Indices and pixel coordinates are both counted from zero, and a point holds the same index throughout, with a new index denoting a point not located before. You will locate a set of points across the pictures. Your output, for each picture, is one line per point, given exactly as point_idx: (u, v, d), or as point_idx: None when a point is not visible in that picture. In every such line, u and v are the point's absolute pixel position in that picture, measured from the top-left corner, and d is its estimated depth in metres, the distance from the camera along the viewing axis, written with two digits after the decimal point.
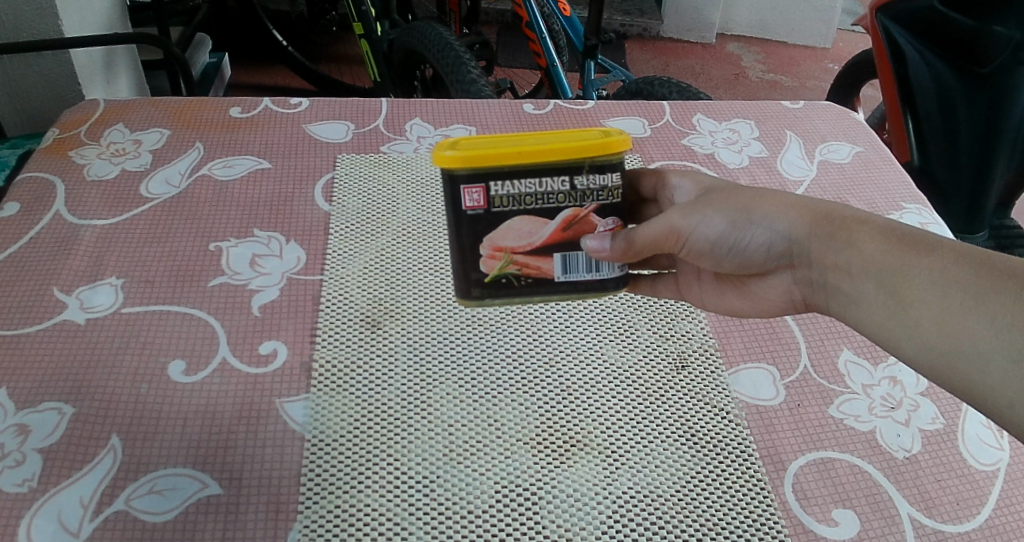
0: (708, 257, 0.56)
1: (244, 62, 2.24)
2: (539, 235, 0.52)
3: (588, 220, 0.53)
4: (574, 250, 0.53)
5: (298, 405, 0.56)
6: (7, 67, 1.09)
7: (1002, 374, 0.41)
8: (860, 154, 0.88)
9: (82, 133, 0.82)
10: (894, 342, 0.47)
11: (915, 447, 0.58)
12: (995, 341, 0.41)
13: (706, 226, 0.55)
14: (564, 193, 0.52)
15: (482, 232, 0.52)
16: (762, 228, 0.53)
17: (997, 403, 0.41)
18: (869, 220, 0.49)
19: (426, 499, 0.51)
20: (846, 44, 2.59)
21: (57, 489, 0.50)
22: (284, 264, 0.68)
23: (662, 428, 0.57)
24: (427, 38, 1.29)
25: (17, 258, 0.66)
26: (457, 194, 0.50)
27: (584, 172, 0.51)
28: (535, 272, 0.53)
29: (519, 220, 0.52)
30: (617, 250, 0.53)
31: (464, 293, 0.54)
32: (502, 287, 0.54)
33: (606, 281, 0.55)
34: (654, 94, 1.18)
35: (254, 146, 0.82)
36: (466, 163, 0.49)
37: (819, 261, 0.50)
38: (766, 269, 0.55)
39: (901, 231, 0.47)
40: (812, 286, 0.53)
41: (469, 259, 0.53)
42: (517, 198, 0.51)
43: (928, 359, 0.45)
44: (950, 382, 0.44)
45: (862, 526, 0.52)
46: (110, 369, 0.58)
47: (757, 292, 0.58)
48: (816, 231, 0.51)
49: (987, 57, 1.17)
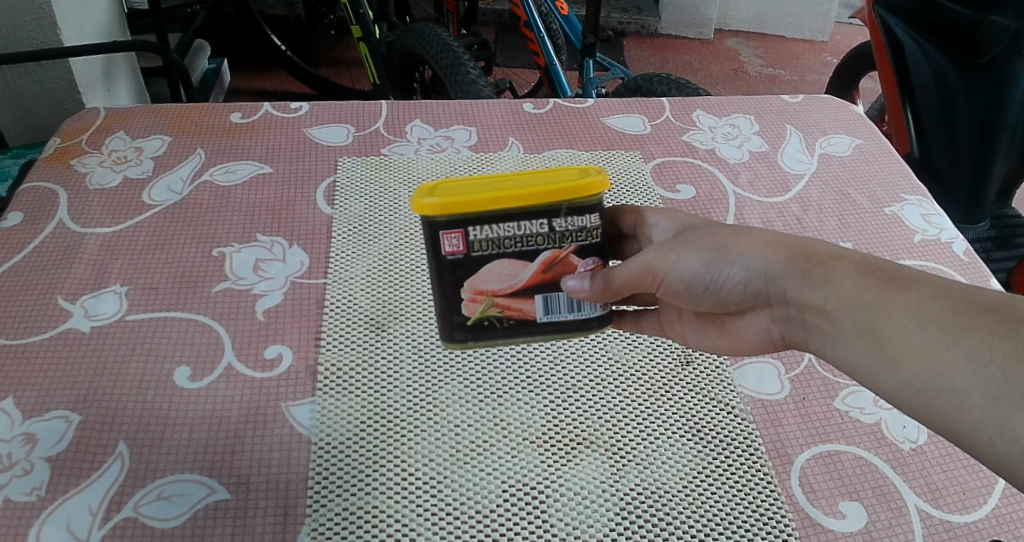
0: (685, 295, 0.56)
1: (243, 67, 2.24)
2: (520, 277, 0.52)
3: (568, 260, 0.52)
4: (555, 291, 0.53)
5: (305, 409, 0.56)
6: (8, 76, 1.09)
7: (982, 410, 0.40)
8: (860, 146, 0.88)
9: (83, 141, 0.82)
10: (873, 380, 0.46)
11: (921, 437, 0.58)
12: (974, 378, 0.40)
13: (683, 265, 0.54)
14: (543, 235, 0.51)
15: (463, 276, 0.51)
16: (738, 266, 0.52)
17: (977, 440, 0.40)
18: (847, 257, 0.48)
19: (435, 499, 0.51)
20: (845, 36, 2.59)
21: (66, 497, 0.50)
22: (288, 269, 0.68)
23: (668, 425, 0.57)
24: (425, 40, 1.28)
25: (20, 268, 0.66)
26: (436, 239, 0.50)
27: (562, 214, 0.51)
28: (517, 313, 0.53)
29: (498, 263, 0.51)
30: (596, 291, 0.53)
31: (447, 336, 0.54)
32: (484, 329, 0.53)
33: (589, 320, 0.54)
34: (654, 91, 1.18)
35: (255, 151, 0.82)
36: (444, 210, 0.48)
37: (796, 299, 0.50)
38: (743, 307, 0.55)
39: (879, 268, 0.47)
40: (791, 324, 0.52)
41: (451, 302, 0.52)
42: (496, 242, 0.50)
43: (906, 396, 0.44)
44: (929, 418, 0.43)
45: (870, 518, 0.52)
46: (117, 375, 0.58)
47: (735, 330, 0.57)
48: (792, 269, 0.50)
49: (986, 47, 1.18)
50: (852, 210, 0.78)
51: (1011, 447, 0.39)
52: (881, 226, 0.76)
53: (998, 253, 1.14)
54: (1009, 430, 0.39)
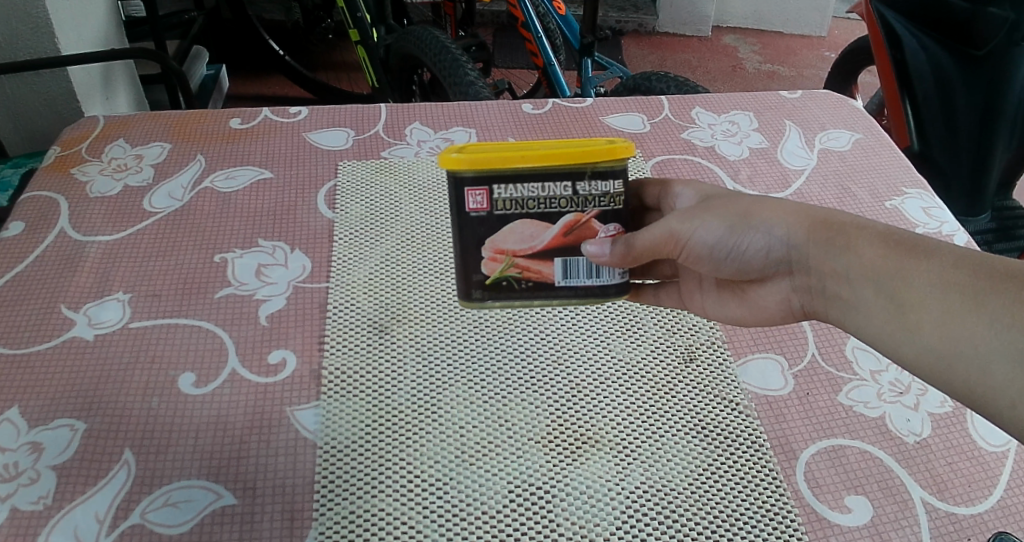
0: (706, 261, 0.56)
1: (242, 73, 2.25)
2: (541, 239, 0.52)
3: (589, 225, 0.53)
4: (575, 256, 0.53)
5: (309, 413, 0.57)
6: (7, 87, 1.10)
7: (1004, 374, 0.41)
8: (860, 141, 0.88)
9: (83, 149, 0.82)
10: (894, 347, 0.46)
11: (925, 431, 0.58)
12: (996, 342, 0.41)
13: (705, 231, 0.54)
14: (566, 198, 0.52)
15: (485, 234, 0.52)
16: (761, 233, 0.52)
17: (999, 403, 0.41)
18: (868, 227, 0.49)
19: (439, 501, 0.51)
20: (842, 30, 2.59)
21: (72, 506, 0.50)
22: (290, 273, 0.68)
23: (672, 421, 0.57)
24: (424, 42, 1.28)
25: (24, 276, 0.66)
26: (462, 196, 0.51)
27: (586, 177, 0.52)
28: (536, 275, 0.53)
29: (520, 223, 0.52)
30: (617, 256, 0.52)
31: (466, 295, 0.54)
32: (502, 289, 0.54)
33: (607, 287, 0.54)
34: (652, 89, 1.18)
35: (255, 157, 0.82)
36: (470, 165, 0.51)
37: (818, 267, 0.50)
38: (765, 275, 0.55)
39: (899, 237, 0.47)
40: (811, 292, 0.52)
41: (471, 260, 0.53)
42: (519, 202, 0.52)
43: (928, 363, 0.44)
44: (950, 385, 0.43)
45: (876, 512, 0.52)
46: (120, 384, 0.58)
47: (757, 299, 0.58)
48: (815, 238, 0.50)
49: (983, 39, 1.18)
50: (853, 204, 0.78)
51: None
52: (881, 219, 0.76)
53: (998, 244, 1.13)
54: None
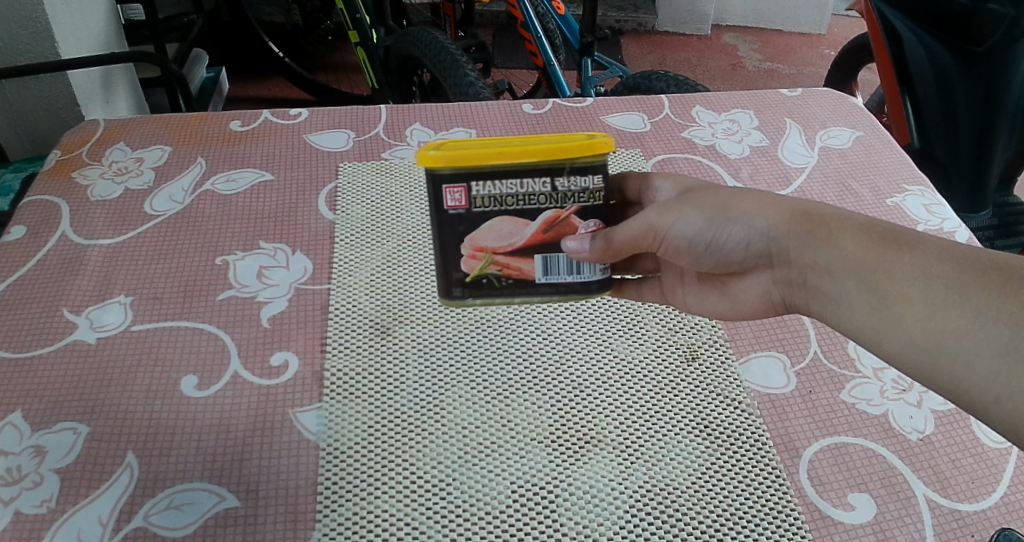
0: (686, 255, 0.56)
1: (242, 75, 2.25)
2: (521, 236, 0.53)
3: (569, 221, 0.53)
4: (555, 252, 0.53)
5: (312, 415, 0.57)
6: (8, 91, 1.10)
7: (989, 368, 0.40)
8: (860, 138, 0.87)
9: (83, 153, 0.83)
10: (877, 341, 0.46)
11: (928, 428, 0.58)
12: (980, 336, 0.41)
13: (684, 223, 0.54)
14: (546, 194, 0.52)
15: (464, 232, 0.52)
16: (739, 226, 0.53)
17: (983, 399, 0.41)
18: (851, 219, 0.49)
19: (444, 502, 0.51)
20: (842, 28, 2.59)
21: (76, 509, 0.50)
22: (292, 275, 0.68)
23: (675, 420, 0.57)
24: (424, 43, 1.28)
25: (26, 280, 0.67)
26: (440, 194, 0.52)
27: (565, 173, 0.52)
28: (516, 272, 0.54)
29: (500, 220, 0.52)
30: (597, 251, 0.52)
31: (446, 293, 0.55)
32: (483, 287, 0.54)
33: (589, 284, 0.55)
34: (653, 88, 1.18)
35: (255, 159, 0.82)
36: (449, 162, 0.50)
37: (798, 260, 0.50)
38: (745, 267, 0.55)
39: (883, 229, 0.47)
40: (793, 286, 0.52)
41: (451, 256, 0.53)
42: (498, 199, 0.52)
43: (912, 357, 0.44)
44: (935, 380, 0.43)
45: (879, 510, 0.52)
46: (123, 387, 0.58)
47: (737, 292, 0.58)
48: (795, 230, 0.50)
49: (982, 35, 1.17)
50: (854, 202, 0.78)
51: (1018, 406, 0.39)
52: (882, 216, 0.76)
53: (999, 241, 1.15)
54: (1017, 386, 0.39)
